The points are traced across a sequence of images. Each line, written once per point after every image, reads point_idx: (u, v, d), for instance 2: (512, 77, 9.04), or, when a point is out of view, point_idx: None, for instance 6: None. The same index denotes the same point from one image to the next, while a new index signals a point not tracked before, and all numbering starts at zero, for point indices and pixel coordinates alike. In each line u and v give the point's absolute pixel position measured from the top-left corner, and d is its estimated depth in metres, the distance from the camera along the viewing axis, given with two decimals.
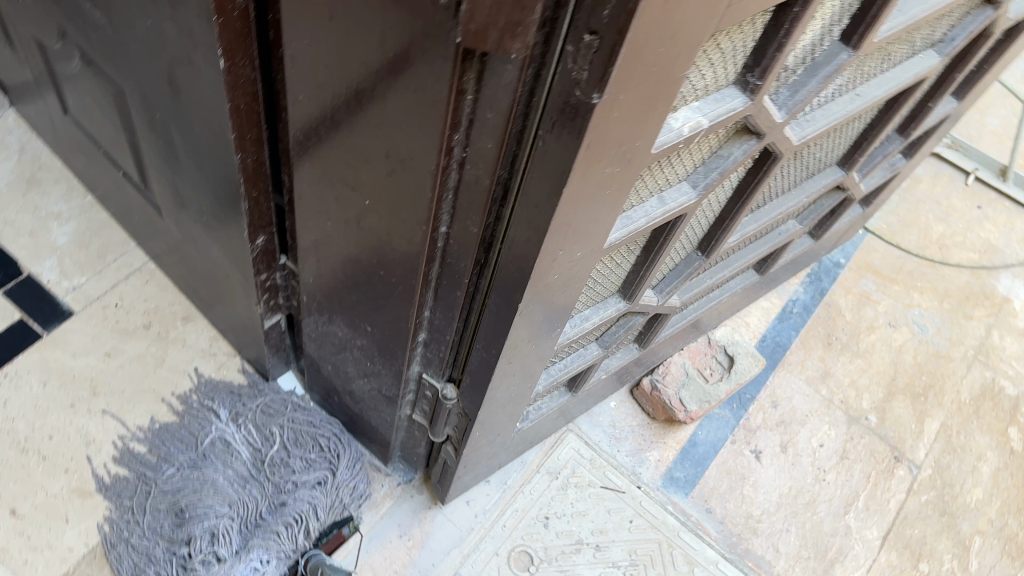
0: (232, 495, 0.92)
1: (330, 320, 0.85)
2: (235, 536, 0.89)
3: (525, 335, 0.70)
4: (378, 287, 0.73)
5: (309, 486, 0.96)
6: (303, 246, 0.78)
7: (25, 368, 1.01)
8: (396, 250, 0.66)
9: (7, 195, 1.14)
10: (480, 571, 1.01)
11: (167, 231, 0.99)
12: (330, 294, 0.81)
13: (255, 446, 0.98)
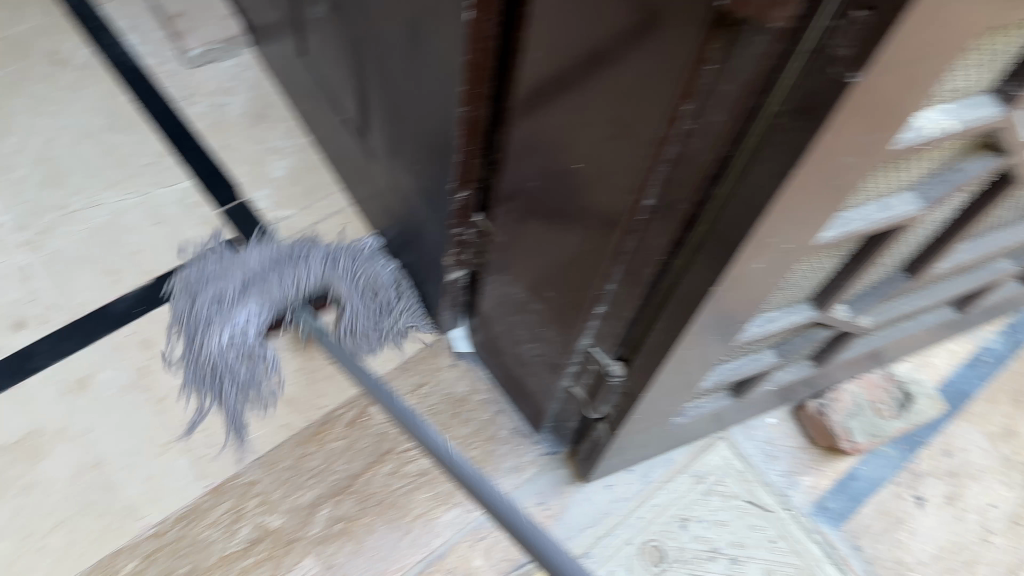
0: (252, 293, 0.99)
1: (511, 281, 0.86)
2: (261, 302, 0.99)
3: (707, 330, 0.69)
4: (569, 253, 0.73)
5: (328, 266, 1.04)
6: (502, 206, 0.80)
7: None
8: (599, 215, 0.66)
9: (236, 122, 1.23)
10: (611, 556, 1.01)
11: (375, 177, 1.05)
12: (516, 256, 0.82)
13: (313, 265, 1.04)
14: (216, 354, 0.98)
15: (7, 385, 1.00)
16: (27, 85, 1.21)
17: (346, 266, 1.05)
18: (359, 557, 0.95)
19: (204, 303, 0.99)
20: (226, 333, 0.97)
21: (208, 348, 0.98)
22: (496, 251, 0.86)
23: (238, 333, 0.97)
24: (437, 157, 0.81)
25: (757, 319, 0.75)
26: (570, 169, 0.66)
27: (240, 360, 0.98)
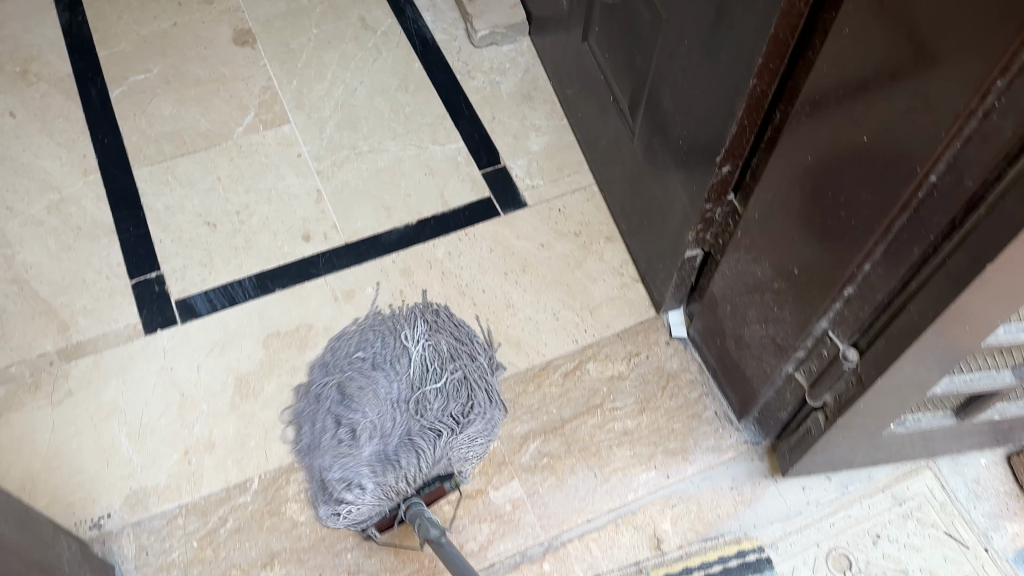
0: (399, 368, 0.98)
1: (756, 260, 0.90)
2: (376, 442, 0.92)
3: (962, 323, 0.70)
4: (829, 229, 0.77)
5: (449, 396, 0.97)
6: (763, 182, 0.85)
7: (479, 234, 1.24)
8: (873, 193, 0.70)
9: (503, 98, 1.37)
10: (796, 553, 1.03)
11: (628, 158, 1.14)
12: (768, 235, 0.87)
13: (451, 403, 0.97)
14: (312, 437, 0.98)
15: (289, 284, 1.17)
16: (339, 45, 1.42)
17: (431, 405, 0.96)
18: (558, 493, 1.04)
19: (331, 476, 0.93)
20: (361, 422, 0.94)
21: (353, 403, 0.96)
22: (746, 229, 0.91)
23: (350, 426, 0.95)
24: (709, 135, 0.88)
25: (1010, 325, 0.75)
26: (853, 146, 0.70)
27: (360, 471, 0.90)
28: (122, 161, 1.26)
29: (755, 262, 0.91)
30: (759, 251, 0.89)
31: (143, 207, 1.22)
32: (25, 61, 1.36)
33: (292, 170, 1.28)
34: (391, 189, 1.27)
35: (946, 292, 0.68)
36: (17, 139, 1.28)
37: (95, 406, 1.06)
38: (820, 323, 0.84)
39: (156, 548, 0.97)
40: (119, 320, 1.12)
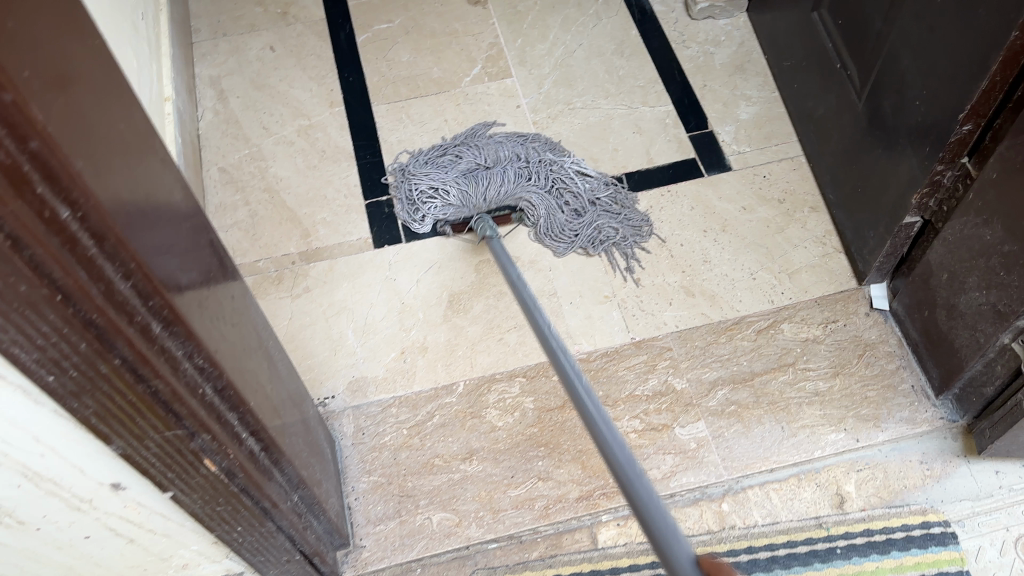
0: (509, 155, 1.26)
1: (987, 224, 0.90)
2: (457, 182, 1.21)
3: None
4: None
5: (551, 184, 1.25)
6: (1005, 142, 0.85)
7: (682, 193, 1.28)
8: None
9: (716, 71, 1.41)
10: (984, 534, 1.02)
11: (849, 126, 1.15)
12: (1003, 197, 0.87)
13: (556, 200, 1.24)
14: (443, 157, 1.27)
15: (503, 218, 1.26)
16: (562, 10, 1.50)
17: (563, 183, 1.26)
18: (744, 438, 1.06)
19: (420, 175, 1.25)
20: (472, 159, 1.25)
21: (479, 176, 1.21)
22: (978, 193, 0.91)
23: (465, 164, 1.24)
24: (955, 96, 0.89)
25: None
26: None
27: (452, 185, 1.21)
28: (363, 97, 1.40)
29: (985, 226, 0.91)
30: (991, 216, 0.89)
31: (378, 138, 1.35)
32: (286, 5, 1.53)
33: (511, 118, 1.36)
34: (601, 143, 1.34)
35: None
36: (276, 70, 1.44)
37: (328, 303, 1.18)
38: None
39: (371, 430, 1.08)
40: (353, 234, 1.25)
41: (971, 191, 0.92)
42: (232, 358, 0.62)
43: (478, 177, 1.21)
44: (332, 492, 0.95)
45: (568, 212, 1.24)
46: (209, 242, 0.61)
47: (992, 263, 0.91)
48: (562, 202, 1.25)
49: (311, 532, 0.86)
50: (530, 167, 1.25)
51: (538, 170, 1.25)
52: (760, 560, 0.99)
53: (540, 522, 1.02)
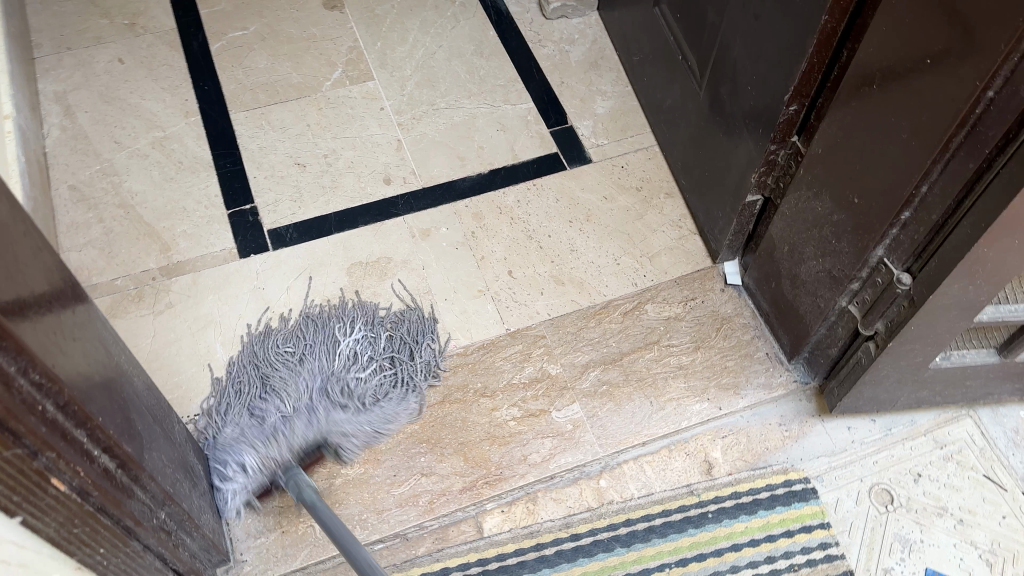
0: (310, 352, 1.08)
1: (816, 196, 0.98)
2: (262, 425, 0.99)
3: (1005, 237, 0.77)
4: (888, 158, 0.84)
5: (363, 358, 1.08)
6: (827, 118, 0.93)
7: (547, 185, 1.32)
8: (936, 108, 0.76)
9: (572, 67, 1.46)
10: (841, 486, 1.09)
11: (695, 114, 1.21)
12: (829, 169, 0.94)
13: (375, 377, 1.08)
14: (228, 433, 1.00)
15: (372, 221, 1.26)
16: (419, 13, 1.52)
17: (378, 355, 1.10)
18: (617, 417, 1.11)
19: (222, 426, 1.02)
20: (276, 408, 1.01)
21: (263, 397, 1.03)
22: (808, 168, 0.98)
23: (259, 417, 1.00)
24: (778, 79, 0.96)
25: None
26: (918, 65, 0.77)
27: (254, 453, 0.97)
28: (220, 107, 1.37)
29: (815, 197, 0.98)
30: (820, 187, 0.97)
31: (239, 147, 1.32)
32: (133, 15, 1.48)
33: (375, 120, 1.37)
34: (465, 141, 1.36)
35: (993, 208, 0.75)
36: (125, 82, 1.39)
37: (194, 317, 1.15)
38: (874, 248, 0.92)
39: None
40: (217, 245, 1.22)
41: (802, 167, 1.00)
42: (74, 374, 0.60)
43: (278, 426, 0.98)
44: (207, 507, 0.93)
45: (389, 367, 1.09)
46: (37, 257, 0.59)
47: (824, 232, 0.99)
48: (380, 363, 1.09)
49: (184, 549, 0.84)
50: (333, 372, 1.06)
51: (322, 366, 1.06)
52: (639, 532, 1.04)
53: (425, 517, 1.03)
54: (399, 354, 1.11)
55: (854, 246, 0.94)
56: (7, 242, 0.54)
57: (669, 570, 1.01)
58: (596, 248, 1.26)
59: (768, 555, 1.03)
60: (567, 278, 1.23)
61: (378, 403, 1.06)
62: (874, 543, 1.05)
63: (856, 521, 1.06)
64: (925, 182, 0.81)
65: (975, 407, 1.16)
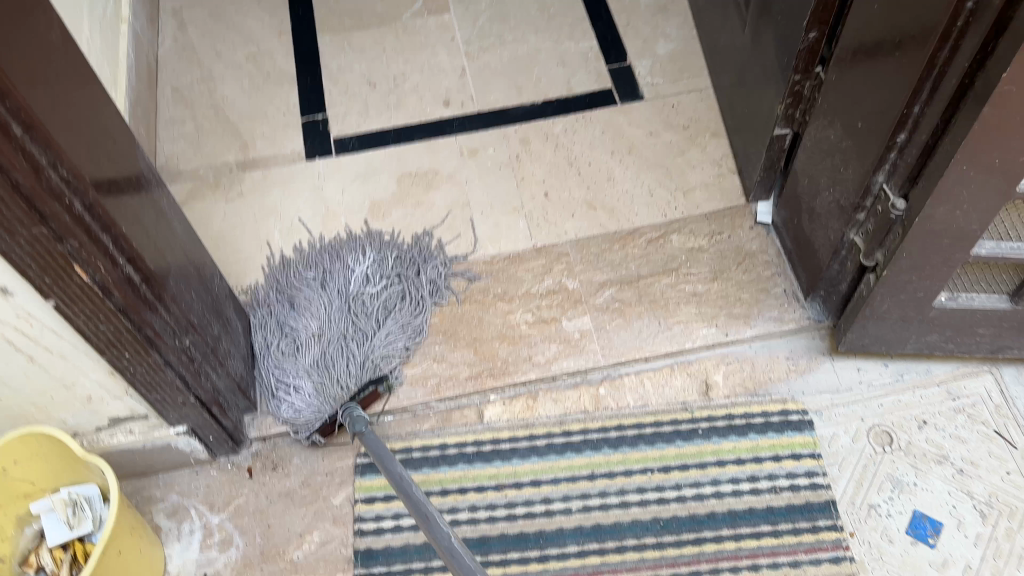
0: (329, 287, 1.17)
1: (832, 125, 0.98)
2: (286, 363, 1.11)
3: (983, 155, 0.77)
4: (886, 78, 0.85)
5: (384, 291, 1.18)
6: (842, 44, 0.93)
7: (596, 119, 1.38)
8: (923, 21, 0.76)
9: (639, 12, 1.50)
10: (840, 423, 1.10)
11: (740, 54, 1.23)
12: (843, 97, 0.95)
13: (387, 297, 1.18)
14: (265, 351, 1.13)
15: (426, 137, 1.36)
16: None
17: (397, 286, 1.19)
18: (625, 333, 1.17)
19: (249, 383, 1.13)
20: (303, 338, 1.13)
21: (286, 334, 1.14)
22: (827, 96, 0.99)
23: (291, 337, 1.13)
24: (799, 6, 0.97)
25: None
26: None
27: (304, 376, 1.10)
28: (309, 29, 1.50)
29: (831, 126, 0.99)
30: (835, 115, 0.97)
31: (320, 64, 1.45)
32: None
33: (445, 49, 1.46)
34: (526, 72, 1.43)
35: (971, 121, 0.75)
36: (232, 4, 1.55)
37: (258, 207, 1.29)
38: (875, 176, 0.91)
39: None
40: (288, 147, 1.35)
41: (822, 96, 1.00)
42: (99, 180, 0.73)
43: (314, 358, 1.11)
44: (236, 356, 1.06)
45: (408, 301, 1.18)
46: (83, 83, 0.72)
47: (836, 162, 0.99)
48: (397, 297, 1.18)
49: (207, 381, 0.97)
50: (353, 305, 1.16)
51: (339, 295, 1.17)
52: (628, 437, 1.09)
53: (432, 398, 1.13)
54: (412, 282, 1.20)
55: (860, 175, 0.94)
56: (51, 61, 0.67)
57: (651, 474, 1.07)
58: (631, 180, 1.31)
59: (751, 474, 1.06)
60: (600, 205, 1.29)
61: (407, 314, 1.17)
62: (863, 479, 1.06)
63: (849, 457, 1.07)
64: (916, 101, 0.81)
65: (997, 364, 1.14)
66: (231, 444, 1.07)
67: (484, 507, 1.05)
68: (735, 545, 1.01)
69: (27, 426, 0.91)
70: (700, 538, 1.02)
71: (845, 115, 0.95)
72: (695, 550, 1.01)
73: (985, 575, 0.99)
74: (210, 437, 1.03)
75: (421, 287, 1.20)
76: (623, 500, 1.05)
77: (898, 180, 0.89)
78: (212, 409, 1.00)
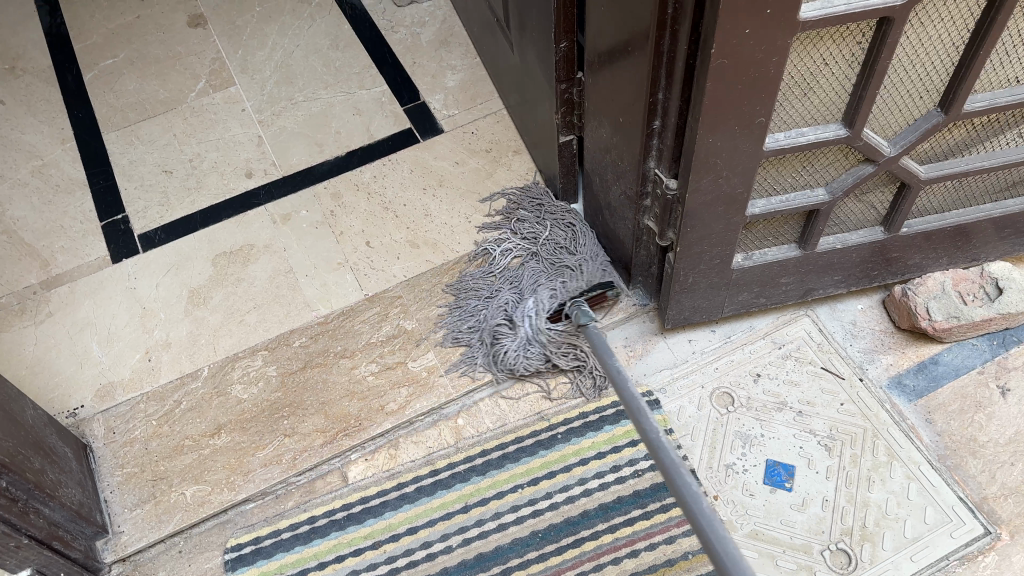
0: (501, 282, 1.22)
1: (601, 126, 1.04)
2: (519, 338, 1.15)
3: (722, 125, 0.83)
4: (628, 76, 0.91)
5: (536, 245, 1.25)
6: (588, 51, 0.99)
7: (401, 160, 1.40)
8: (641, 21, 0.83)
9: (421, 51, 1.54)
10: (683, 395, 1.15)
11: (515, 74, 1.29)
12: (602, 99, 1.01)
13: (543, 244, 1.24)
14: (509, 361, 1.15)
15: (235, 213, 1.34)
16: (278, 18, 1.60)
17: (530, 233, 1.27)
18: (469, 359, 1.18)
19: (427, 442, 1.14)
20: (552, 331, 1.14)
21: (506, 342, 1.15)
22: (591, 101, 1.05)
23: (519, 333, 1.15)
24: (544, 22, 1.03)
25: (792, 126, 0.88)
26: None
27: (531, 345, 1.14)
28: (94, 130, 1.46)
29: (601, 126, 1.04)
30: (600, 116, 1.03)
31: (111, 163, 1.41)
32: (13, 59, 1.58)
33: (237, 121, 1.45)
34: (323, 129, 1.44)
35: (702, 102, 0.81)
36: (8, 120, 1.48)
37: (72, 322, 1.23)
38: (647, 161, 0.97)
39: (123, 428, 1.13)
40: (92, 255, 1.30)
41: (588, 103, 1.06)
42: None
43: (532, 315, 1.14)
44: (71, 484, 1.01)
45: (548, 237, 1.25)
46: None
47: (614, 158, 1.05)
48: (543, 232, 1.26)
49: (38, 517, 0.92)
50: (543, 269, 1.21)
51: (512, 275, 1.22)
52: (493, 460, 1.11)
53: (291, 473, 1.10)
54: (549, 221, 1.27)
55: (633, 164, 0.99)
56: None
57: (521, 490, 1.08)
58: (446, 211, 1.34)
59: (614, 464, 1.09)
60: (422, 242, 1.31)
61: (574, 251, 1.22)
62: (715, 442, 1.11)
63: (697, 425, 1.13)
64: (656, 88, 0.87)
65: (811, 306, 1.23)
66: (88, 574, 1.02)
67: (366, 569, 1.04)
68: (612, 537, 1.04)
69: None
70: (578, 539, 1.04)
71: (606, 116, 1.01)
72: (576, 552, 1.03)
73: (841, 503, 1.06)
74: (60, 573, 0.97)
75: (549, 218, 1.28)
76: (501, 523, 1.06)
77: (665, 163, 0.95)
78: (54, 544, 0.96)
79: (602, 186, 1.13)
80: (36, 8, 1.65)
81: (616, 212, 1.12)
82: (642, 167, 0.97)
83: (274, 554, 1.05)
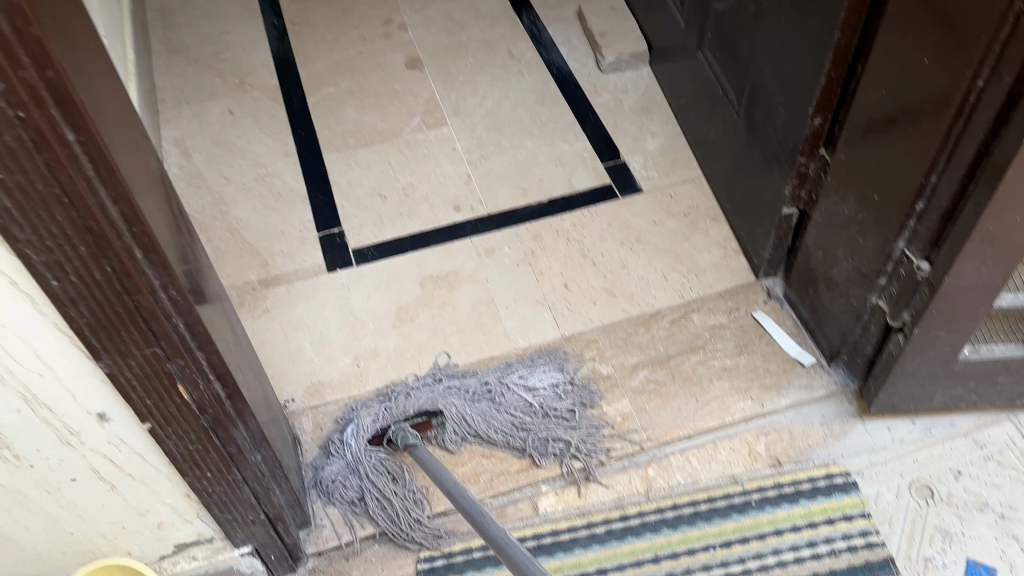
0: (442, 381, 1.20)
1: (845, 201, 1.07)
2: (345, 471, 1.11)
3: (1006, 212, 0.85)
4: (900, 158, 0.94)
5: (511, 390, 1.20)
6: (848, 132, 1.03)
7: (601, 213, 1.45)
8: (935, 109, 0.86)
9: (623, 115, 1.61)
10: (882, 480, 1.14)
11: (733, 148, 1.34)
12: (855, 176, 1.04)
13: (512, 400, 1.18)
14: (322, 481, 1.12)
15: (443, 242, 1.40)
16: (488, 69, 1.70)
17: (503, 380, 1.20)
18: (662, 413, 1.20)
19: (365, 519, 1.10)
20: (372, 460, 1.11)
21: (333, 455, 1.13)
22: (836, 178, 1.08)
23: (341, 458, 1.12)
24: (801, 101, 1.07)
25: None
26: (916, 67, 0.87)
27: (349, 474, 1.11)
28: (314, 149, 1.56)
29: (845, 202, 1.07)
30: (848, 193, 1.06)
31: (329, 181, 1.50)
32: (243, 76, 1.71)
33: (448, 158, 1.53)
34: (528, 175, 1.51)
35: (988, 189, 0.84)
36: (235, 130, 1.60)
37: (287, 321, 1.30)
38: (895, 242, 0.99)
39: (330, 426, 1.18)
40: (309, 261, 1.38)
41: (830, 180, 1.10)
42: (202, 306, 0.74)
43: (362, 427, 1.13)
44: (293, 471, 1.05)
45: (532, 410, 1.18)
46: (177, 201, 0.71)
47: (853, 235, 1.07)
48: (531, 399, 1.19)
49: (274, 496, 0.96)
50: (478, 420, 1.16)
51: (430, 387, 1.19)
52: (685, 515, 1.11)
53: (485, 494, 1.13)
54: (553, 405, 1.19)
55: (879, 241, 1.02)
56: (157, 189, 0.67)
57: (714, 550, 1.08)
58: (644, 266, 1.38)
59: (810, 540, 1.08)
60: (617, 294, 1.34)
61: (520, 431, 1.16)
62: (913, 534, 1.09)
63: (896, 512, 1.11)
64: (931, 171, 0.90)
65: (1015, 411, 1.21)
66: (290, 561, 1.05)
67: None
68: None
69: (95, 560, 0.91)
70: None
71: (857, 193, 1.04)
72: None
73: None
74: (273, 555, 1.01)
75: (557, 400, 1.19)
76: None
77: (918, 244, 0.97)
78: (277, 525, 0.99)
79: (828, 261, 1.15)
80: (265, 34, 1.80)
81: (839, 288, 1.14)
82: (891, 245, 1.00)
83: (465, 571, 1.06)
